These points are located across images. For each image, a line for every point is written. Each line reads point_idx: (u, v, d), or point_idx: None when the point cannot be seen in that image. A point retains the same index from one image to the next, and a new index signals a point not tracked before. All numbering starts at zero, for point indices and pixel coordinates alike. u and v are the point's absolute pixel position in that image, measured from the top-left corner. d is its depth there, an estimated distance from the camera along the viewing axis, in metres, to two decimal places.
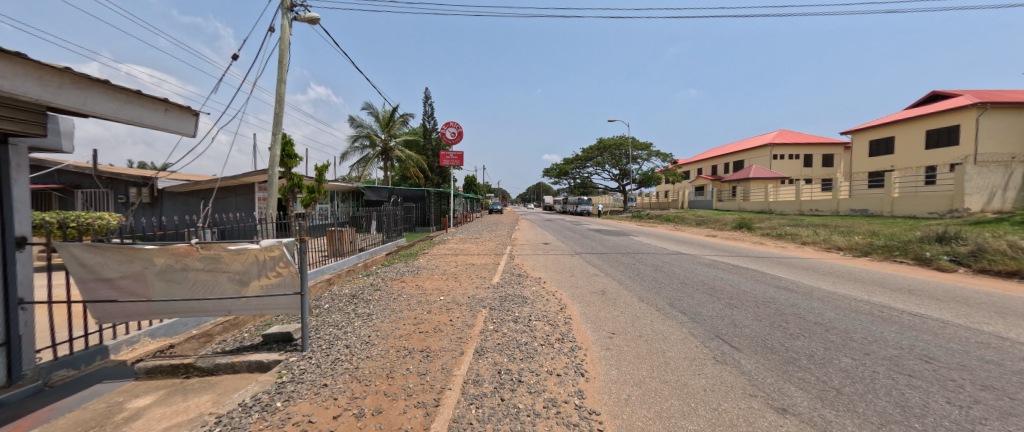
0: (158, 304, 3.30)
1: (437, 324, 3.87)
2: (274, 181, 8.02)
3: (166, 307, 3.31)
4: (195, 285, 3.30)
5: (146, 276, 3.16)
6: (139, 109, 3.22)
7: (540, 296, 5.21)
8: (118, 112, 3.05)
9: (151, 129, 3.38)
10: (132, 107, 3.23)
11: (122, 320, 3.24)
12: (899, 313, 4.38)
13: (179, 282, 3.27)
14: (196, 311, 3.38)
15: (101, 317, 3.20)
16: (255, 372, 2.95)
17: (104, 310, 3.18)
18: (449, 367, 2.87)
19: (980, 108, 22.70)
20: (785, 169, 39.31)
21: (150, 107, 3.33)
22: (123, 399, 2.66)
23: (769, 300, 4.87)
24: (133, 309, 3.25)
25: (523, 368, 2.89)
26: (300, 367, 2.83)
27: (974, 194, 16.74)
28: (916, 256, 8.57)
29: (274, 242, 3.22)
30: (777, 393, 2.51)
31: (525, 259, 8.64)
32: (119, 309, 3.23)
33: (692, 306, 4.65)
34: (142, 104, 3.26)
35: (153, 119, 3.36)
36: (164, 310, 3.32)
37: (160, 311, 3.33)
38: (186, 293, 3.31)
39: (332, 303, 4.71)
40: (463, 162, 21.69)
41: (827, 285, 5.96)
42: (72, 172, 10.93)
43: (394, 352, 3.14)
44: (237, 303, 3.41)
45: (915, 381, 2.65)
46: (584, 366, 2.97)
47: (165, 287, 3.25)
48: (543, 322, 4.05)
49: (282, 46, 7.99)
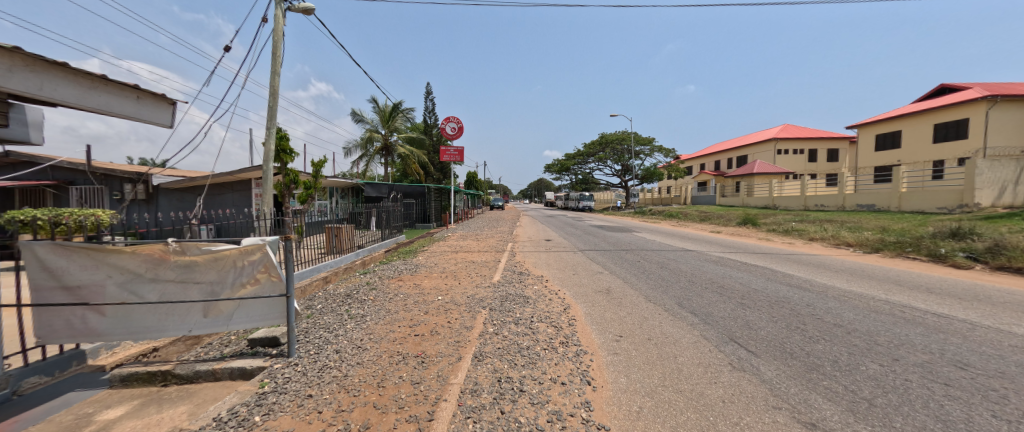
0: (109, 322, 2.99)
1: (434, 327, 3.67)
2: (268, 176, 7.79)
3: (118, 325, 3.01)
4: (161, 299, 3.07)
5: (107, 288, 2.93)
6: (109, 98, 3.00)
7: (542, 295, 5.00)
8: (81, 99, 2.81)
9: (123, 119, 3.14)
10: (99, 94, 3.01)
11: (66, 341, 2.91)
12: (923, 313, 4.14)
13: (144, 295, 3.03)
14: (156, 331, 3.11)
15: (43, 337, 2.87)
16: (237, 381, 2.74)
17: (48, 327, 2.86)
18: (445, 375, 2.67)
19: (990, 101, 22.56)
20: (789, 164, 38.91)
21: (119, 95, 3.10)
22: (92, 411, 2.46)
23: (783, 300, 4.63)
24: (83, 328, 2.94)
25: (525, 376, 2.68)
26: (285, 375, 2.62)
27: (985, 188, 16.40)
28: (930, 252, 8.32)
29: (256, 242, 3.05)
30: (804, 405, 2.28)
31: (527, 257, 8.44)
32: (66, 328, 2.92)
33: (702, 306, 4.43)
34: (110, 91, 3.02)
35: (123, 107, 3.12)
36: (113, 331, 3.01)
37: (110, 332, 3.01)
38: (148, 309, 3.05)
39: (325, 304, 4.49)
40: (464, 157, 21.39)
41: (841, 283, 5.73)
42: (65, 168, 10.75)
43: (386, 358, 2.93)
44: (203, 321, 3.18)
45: (954, 391, 2.42)
46: (590, 374, 2.76)
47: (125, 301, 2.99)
48: (546, 324, 3.84)
49: (275, 37, 7.75)
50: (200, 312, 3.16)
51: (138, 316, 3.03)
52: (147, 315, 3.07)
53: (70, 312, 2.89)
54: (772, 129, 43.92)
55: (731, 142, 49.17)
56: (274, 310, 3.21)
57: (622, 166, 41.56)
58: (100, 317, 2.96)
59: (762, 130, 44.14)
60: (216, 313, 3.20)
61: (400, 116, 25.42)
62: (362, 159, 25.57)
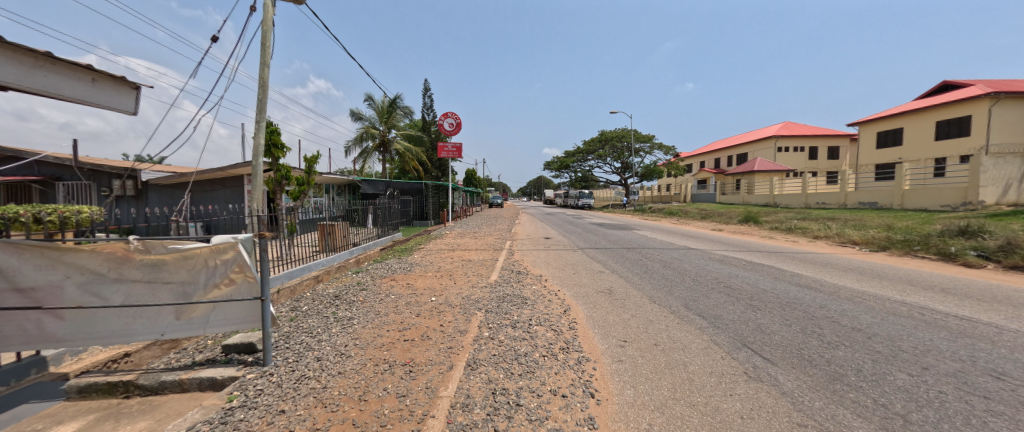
0: (69, 327, 2.83)
1: (425, 330, 3.43)
2: (258, 171, 7.52)
3: (80, 329, 2.85)
4: (127, 301, 2.88)
5: (65, 290, 2.75)
6: (59, 80, 2.83)
7: (541, 296, 4.77)
8: (21, 77, 2.61)
9: (72, 103, 2.97)
10: (47, 74, 2.82)
11: (18, 348, 2.74)
12: (944, 316, 3.91)
13: (108, 297, 2.84)
14: (124, 335, 2.94)
15: None
16: (206, 392, 2.50)
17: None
18: (434, 386, 2.43)
19: (993, 98, 22.19)
20: (790, 161, 38.71)
21: (70, 76, 2.91)
22: (41, 427, 2.22)
23: (795, 301, 4.41)
24: (39, 334, 2.78)
25: (522, 387, 2.45)
26: (257, 387, 2.38)
27: (989, 186, 16.20)
28: (940, 251, 8.09)
29: (228, 240, 2.81)
30: (832, 421, 2.06)
31: (526, 255, 8.22)
32: (20, 333, 2.74)
33: (710, 307, 4.20)
34: (59, 70, 2.83)
35: (73, 90, 2.93)
36: (73, 336, 2.86)
37: (72, 337, 2.86)
38: (113, 311, 2.87)
39: (311, 306, 4.25)
40: (462, 154, 21.08)
41: (853, 283, 5.51)
42: (52, 164, 10.46)
43: (371, 367, 2.69)
44: (175, 323, 3.00)
45: (993, 405, 2.19)
46: (593, 385, 2.52)
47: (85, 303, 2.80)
48: (545, 327, 3.60)
49: (265, 27, 7.47)
50: (171, 314, 2.98)
51: (102, 319, 2.86)
52: (113, 318, 2.90)
53: (24, 316, 2.72)
54: (773, 126, 43.71)
55: (731, 139, 48.92)
56: (251, 313, 2.98)
57: (622, 163, 41.35)
58: (58, 321, 2.79)
59: (763, 127, 43.90)
60: (188, 315, 3.00)
61: (398, 112, 25.13)
62: (361, 156, 25.28)
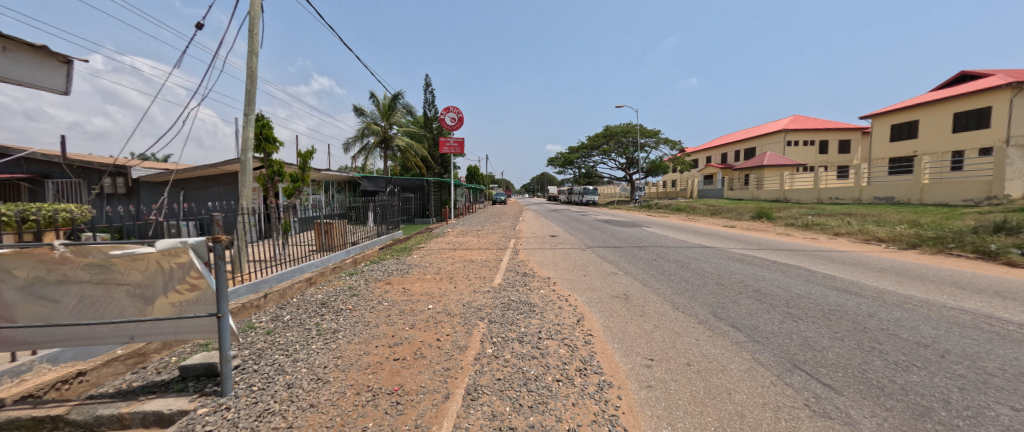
0: (28, 332, 2.43)
1: (419, 347, 2.96)
2: (247, 167, 7.05)
3: (41, 334, 2.45)
4: (82, 303, 2.43)
5: (6, 295, 2.33)
6: None
7: (550, 302, 4.29)
8: None
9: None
10: None
11: None
12: (1017, 328, 3.39)
13: (58, 300, 2.40)
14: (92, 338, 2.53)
15: None
16: (150, 430, 2.04)
17: None
18: (425, 425, 1.97)
19: (1015, 88, 21.36)
20: (800, 156, 37.79)
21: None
22: None
23: (838, 309, 3.89)
24: None
25: (534, 425, 1.98)
26: (206, 429, 1.92)
27: (1016, 179, 15.43)
28: (978, 249, 7.51)
29: (176, 244, 2.27)
30: None
31: (531, 254, 7.74)
32: None
33: (743, 317, 3.70)
34: None
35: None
36: (36, 340, 2.45)
37: (34, 339, 2.45)
38: (71, 315, 2.45)
39: (294, 315, 3.78)
40: (464, 149, 20.57)
41: (896, 286, 4.96)
42: (40, 161, 10.14)
43: (351, 397, 2.23)
44: (143, 325, 2.52)
45: None
46: (621, 421, 2.05)
47: (38, 308, 2.39)
48: (557, 342, 3.12)
49: (253, 13, 7.02)
50: (137, 316, 2.53)
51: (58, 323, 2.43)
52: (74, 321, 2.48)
53: None
54: (782, 120, 42.72)
55: (739, 134, 47.91)
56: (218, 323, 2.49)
57: (627, 159, 40.61)
58: (13, 324, 2.40)
59: (772, 121, 42.92)
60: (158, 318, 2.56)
61: (400, 108, 24.66)
62: (361, 152, 24.83)
